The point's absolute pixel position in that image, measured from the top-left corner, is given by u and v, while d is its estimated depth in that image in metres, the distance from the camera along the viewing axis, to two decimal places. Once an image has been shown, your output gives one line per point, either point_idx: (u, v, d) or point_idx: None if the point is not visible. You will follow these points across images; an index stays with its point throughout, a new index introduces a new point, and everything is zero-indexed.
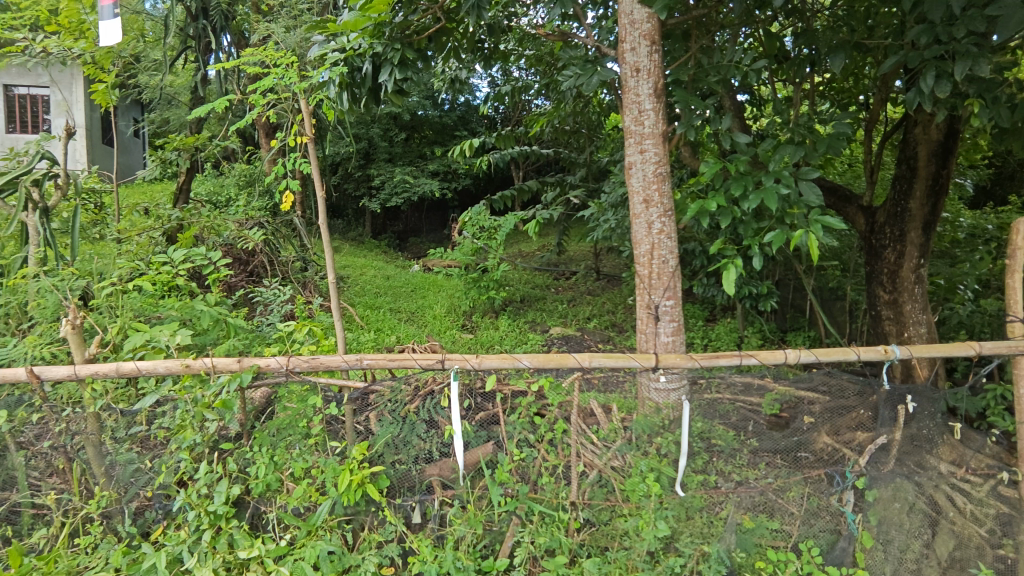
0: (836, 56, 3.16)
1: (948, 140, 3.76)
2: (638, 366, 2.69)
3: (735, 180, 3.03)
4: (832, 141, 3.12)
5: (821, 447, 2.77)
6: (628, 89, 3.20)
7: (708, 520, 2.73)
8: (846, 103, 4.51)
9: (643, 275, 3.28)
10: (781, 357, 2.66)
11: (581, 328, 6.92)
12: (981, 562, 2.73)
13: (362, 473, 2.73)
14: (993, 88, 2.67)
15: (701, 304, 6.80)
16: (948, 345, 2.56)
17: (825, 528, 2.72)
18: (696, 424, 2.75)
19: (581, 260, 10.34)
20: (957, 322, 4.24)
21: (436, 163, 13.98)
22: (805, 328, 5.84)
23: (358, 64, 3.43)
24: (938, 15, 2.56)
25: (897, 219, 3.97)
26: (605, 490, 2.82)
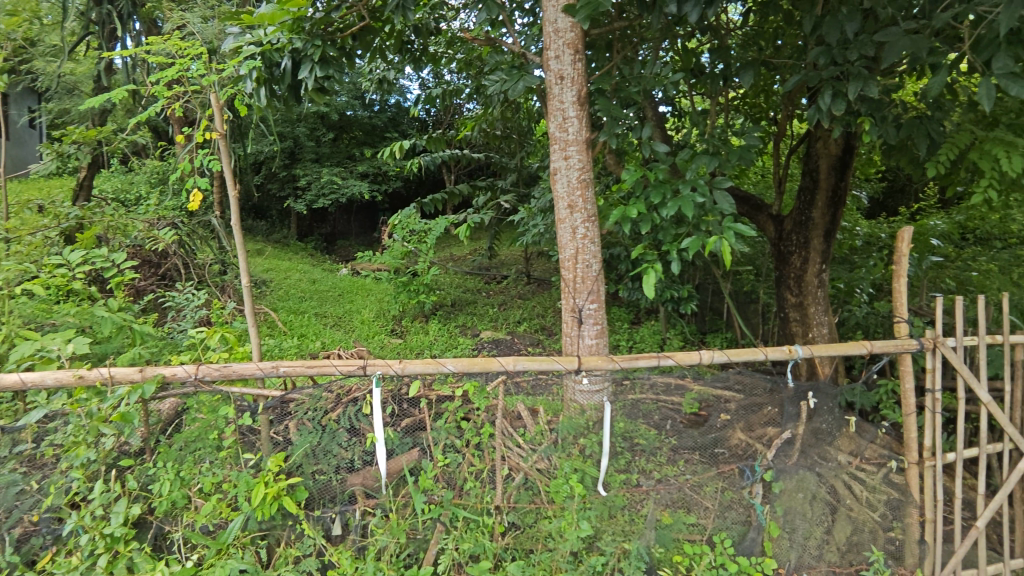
0: (746, 73, 3.34)
1: (846, 154, 4.06)
2: (561, 368, 2.73)
3: (655, 188, 3.15)
4: (743, 153, 3.31)
5: (736, 442, 2.91)
6: (552, 96, 3.26)
7: (629, 518, 2.79)
8: (758, 117, 4.76)
9: (568, 279, 3.35)
10: (696, 358, 2.77)
11: (511, 331, 6.97)
12: (873, 546, 2.92)
13: (278, 485, 2.60)
14: (881, 108, 2.89)
15: (627, 308, 7.00)
16: (844, 344, 2.77)
17: (736, 520, 2.85)
18: (619, 424, 2.84)
19: (512, 264, 10.40)
20: (855, 323, 4.57)
21: (366, 164, 13.67)
22: (723, 329, 6.13)
23: (276, 59, 3.28)
24: (834, 38, 2.80)
25: (802, 228, 4.25)
26: (530, 493, 2.85)
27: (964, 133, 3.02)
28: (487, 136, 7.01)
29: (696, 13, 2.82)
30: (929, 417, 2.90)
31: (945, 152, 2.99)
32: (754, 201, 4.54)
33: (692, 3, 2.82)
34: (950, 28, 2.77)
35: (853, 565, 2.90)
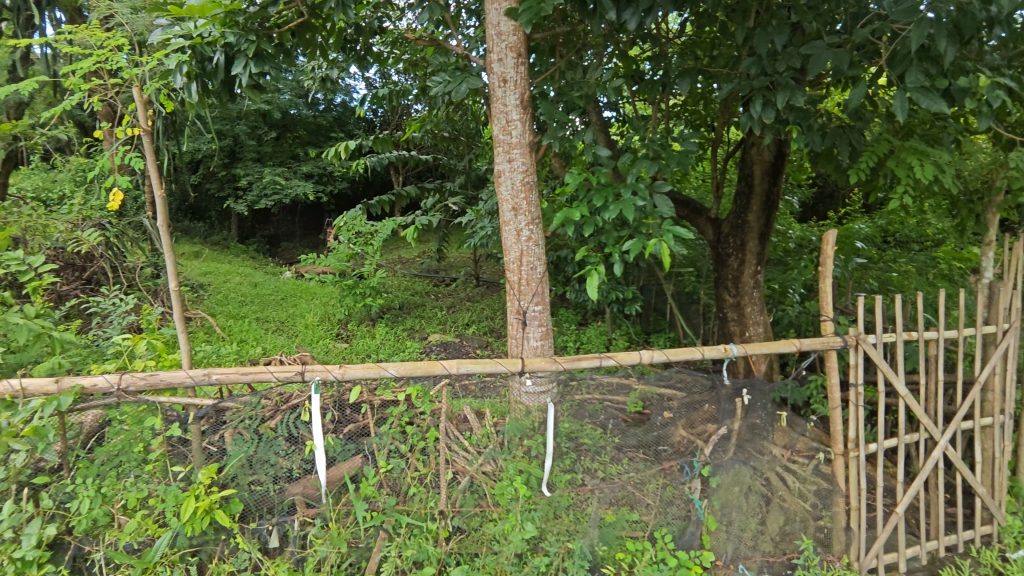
0: (683, 81, 3.45)
1: (778, 160, 4.24)
2: (504, 370, 2.72)
3: (597, 191, 3.20)
4: (681, 159, 3.42)
5: (678, 440, 3.02)
6: (496, 99, 3.27)
7: (574, 517, 2.83)
8: (697, 124, 4.91)
9: (513, 281, 3.36)
10: (636, 358, 2.83)
11: (459, 334, 6.93)
12: (804, 534, 3.05)
13: (210, 498, 2.49)
14: (808, 117, 3.03)
15: (575, 309, 7.08)
16: (774, 342, 2.90)
17: (677, 515, 2.92)
18: (564, 424, 2.89)
19: (461, 267, 10.34)
20: (788, 322, 4.79)
21: (310, 164, 13.30)
22: (666, 329, 6.29)
23: (208, 53, 3.16)
24: (764, 50, 2.94)
25: (738, 231, 4.42)
26: (475, 496, 2.84)
27: (882, 142, 3.19)
28: (434, 138, 6.95)
29: (634, 20, 2.91)
30: (853, 410, 3.01)
31: (866, 159, 3.15)
32: (693, 205, 4.67)
33: (631, 10, 2.91)
34: (868, 43, 2.95)
35: (785, 554, 3.02)
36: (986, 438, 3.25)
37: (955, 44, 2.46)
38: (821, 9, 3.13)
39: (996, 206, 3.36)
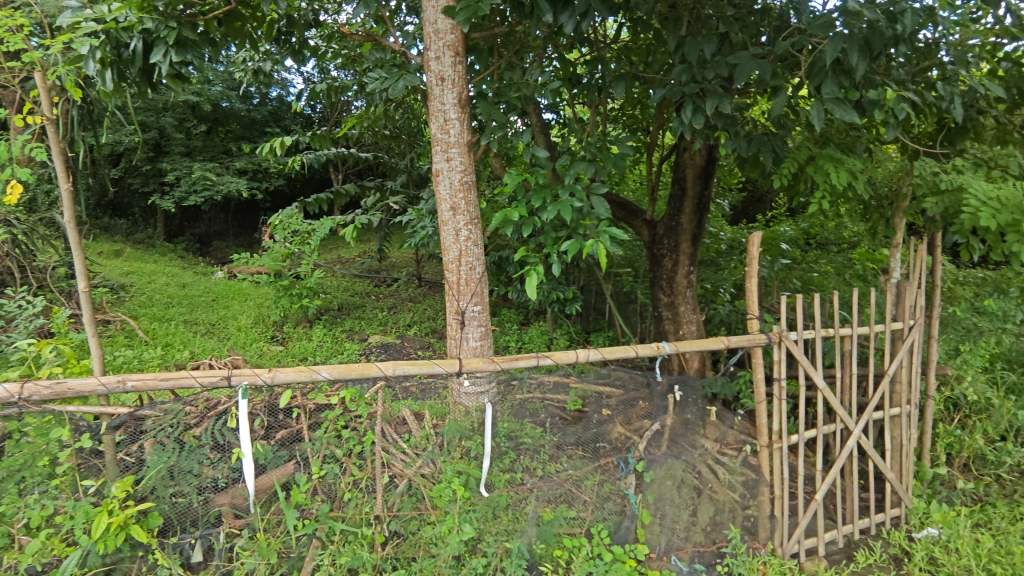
0: (619, 85, 3.53)
1: (709, 165, 4.40)
2: (442, 371, 2.69)
3: (535, 192, 3.22)
4: (617, 161, 3.49)
5: (616, 437, 3.07)
6: (433, 98, 3.24)
7: (513, 517, 2.84)
8: (634, 128, 5.03)
9: (452, 281, 3.35)
10: (573, 357, 2.87)
11: (400, 335, 6.81)
12: (732, 523, 3.18)
13: (126, 513, 2.34)
14: (734, 124, 3.16)
15: (517, 309, 7.10)
16: (703, 340, 3.01)
17: (613, 510, 2.98)
18: (503, 424, 2.95)
19: (403, 267, 10.18)
20: (719, 320, 4.98)
21: (244, 159, 12.74)
22: (606, 328, 6.41)
23: (124, 39, 2.98)
24: (694, 58, 3.05)
25: (672, 232, 4.56)
26: (414, 500, 2.81)
27: (803, 149, 3.36)
28: (374, 135, 6.81)
29: (570, 24, 2.95)
30: (776, 403, 3.15)
31: (788, 165, 3.31)
32: (630, 207, 4.77)
33: (567, 14, 2.95)
34: (789, 55, 3.11)
35: (714, 543, 3.14)
36: (894, 426, 3.49)
37: (864, 59, 2.63)
38: (747, 20, 3.37)
39: (903, 210, 3.61)
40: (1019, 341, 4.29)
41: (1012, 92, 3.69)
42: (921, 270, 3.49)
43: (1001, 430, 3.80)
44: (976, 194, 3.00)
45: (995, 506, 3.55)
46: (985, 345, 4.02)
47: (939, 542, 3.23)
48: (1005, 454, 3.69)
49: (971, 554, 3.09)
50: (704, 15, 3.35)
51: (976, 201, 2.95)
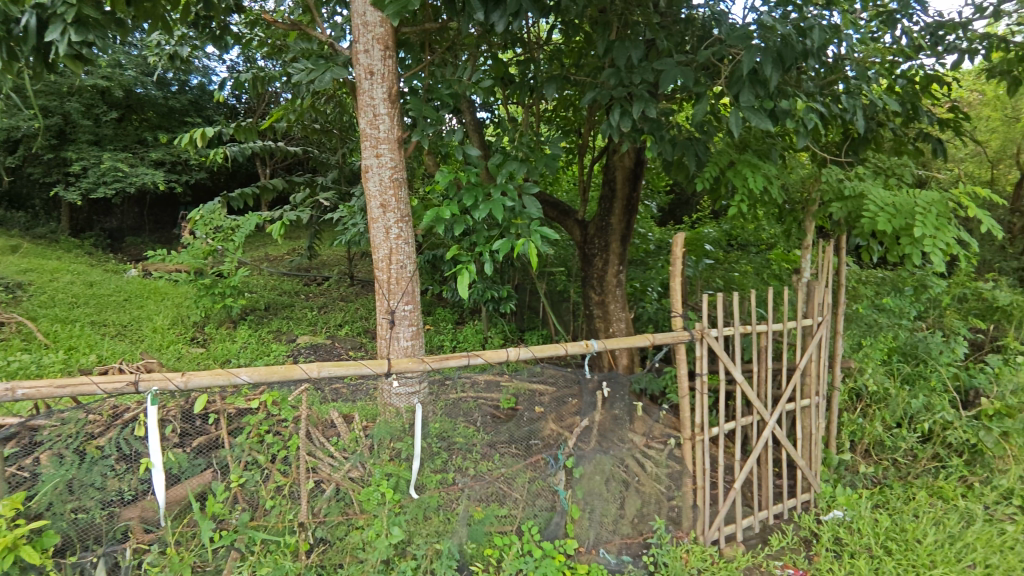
0: (550, 86, 3.58)
1: (637, 167, 4.52)
2: (370, 372, 2.62)
3: (467, 190, 3.21)
4: (548, 161, 3.54)
5: (549, 433, 3.14)
6: (362, 92, 3.16)
7: (443, 518, 2.82)
8: (566, 129, 5.10)
9: (383, 280, 3.29)
10: (504, 355, 2.84)
11: (331, 336, 6.61)
12: (657, 514, 3.29)
13: (15, 534, 2.09)
14: (659, 128, 3.28)
15: (451, 308, 7.05)
16: (630, 338, 3.08)
17: (543, 507, 3.02)
18: (434, 424, 2.97)
19: (335, 265, 9.89)
20: (647, 317, 5.16)
21: (161, 150, 11.97)
22: (540, 326, 6.48)
23: (15, 15, 2.71)
24: (622, 62, 3.14)
25: (603, 232, 4.66)
26: (341, 504, 2.73)
27: (723, 154, 3.52)
28: (302, 129, 6.57)
29: (501, 23, 2.95)
30: (698, 397, 3.26)
31: (710, 169, 3.45)
32: (562, 207, 4.88)
33: (498, 13, 2.95)
34: (710, 64, 3.25)
35: (641, 535, 3.23)
36: (805, 416, 3.72)
37: (778, 70, 2.78)
38: (672, 29, 3.51)
39: (812, 214, 3.85)
40: (917, 335, 4.49)
41: (907, 107, 4.02)
42: (828, 270, 3.72)
43: (897, 418, 4.07)
44: (876, 200, 3.25)
45: (891, 487, 3.86)
46: (883, 339, 4.35)
47: (844, 523, 3.48)
48: (900, 440, 4.01)
49: (871, 533, 3.34)
50: (632, 21, 3.44)
51: (875, 207, 3.19)
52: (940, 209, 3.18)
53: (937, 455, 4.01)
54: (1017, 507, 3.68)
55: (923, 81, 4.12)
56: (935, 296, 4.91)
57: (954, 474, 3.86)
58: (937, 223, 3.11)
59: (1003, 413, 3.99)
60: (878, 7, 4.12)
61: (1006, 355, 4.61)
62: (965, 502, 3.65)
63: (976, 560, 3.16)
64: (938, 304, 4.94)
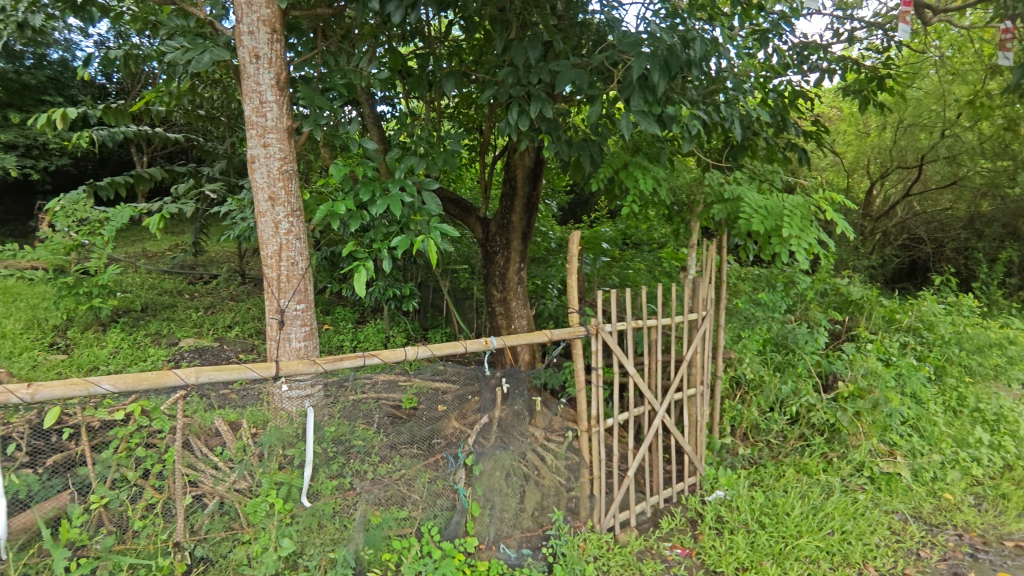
0: (449, 81, 3.55)
1: (536, 166, 4.59)
2: (256, 376, 2.46)
3: (363, 184, 3.10)
4: (447, 158, 3.52)
5: (450, 432, 3.12)
6: (246, 76, 2.96)
7: (339, 525, 2.73)
8: (468, 126, 5.09)
9: (271, 278, 3.11)
10: (401, 354, 2.76)
11: (218, 338, 6.16)
12: (557, 506, 3.37)
13: None
14: (556, 129, 3.36)
15: (351, 307, 6.82)
16: (528, 334, 3.11)
17: (443, 506, 3.01)
18: (330, 428, 2.77)
19: (223, 262, 9.22)
20: (548, 314, 5.28)
21: (13, 131, 10.57)
22: (444, 323, 6.43)
23: None
24: (519, 61, 3.21)
25: (504, 230, 4.69)
26: (226, 518, 2.61)
27: (617, 157, 3.67)
28: (181, 114, 6.03)
29: (398, 14, 2.88)
30: (594, 390, 3.36)
31: (604, 170, 3.57)
32: (463, 204, 4.86)
33: (394, 3, 2.88)
34: (604, 68, 3.37)
35: (541, 527, 3.29)
36: (691, 405, 3.95)
37: (664, 77, 2.93)
38: (569, 32, 3.65)
39: (697, 215, 4.11)
40: (787, 327, 4.92)
41: (778, 119, 4.41)
42: (712, 267, 3.98)
43: (770, 402, 4.44)
44: (750, 203, 3.52)
45: (765, 466, 4.21)
46: (759, 331, 4.74)
47: (725, 502, 3.76)
48: (772, 422, 4.38)
49: (748, 510, 3.64)
50: (530, 21, 3.49)
51: (750, 209, 3.47)
52: (804, 212, 3.53)
53: (803, 435, 4.43)
54: (866, 477, 4.15)
55: (791, 96, 4.54)
56: (801, 291, 5.41)
57: (817, 451, 4.29)
58: (801, 224, 3.45)
59: (855, 394, 4.50)
60: (753, 26, 4.47)
61: (859, 343, 5.18)
62: (825, 475, 4.08)
63: (834, 527, 3.54)
64: (804, 298, 5.42)
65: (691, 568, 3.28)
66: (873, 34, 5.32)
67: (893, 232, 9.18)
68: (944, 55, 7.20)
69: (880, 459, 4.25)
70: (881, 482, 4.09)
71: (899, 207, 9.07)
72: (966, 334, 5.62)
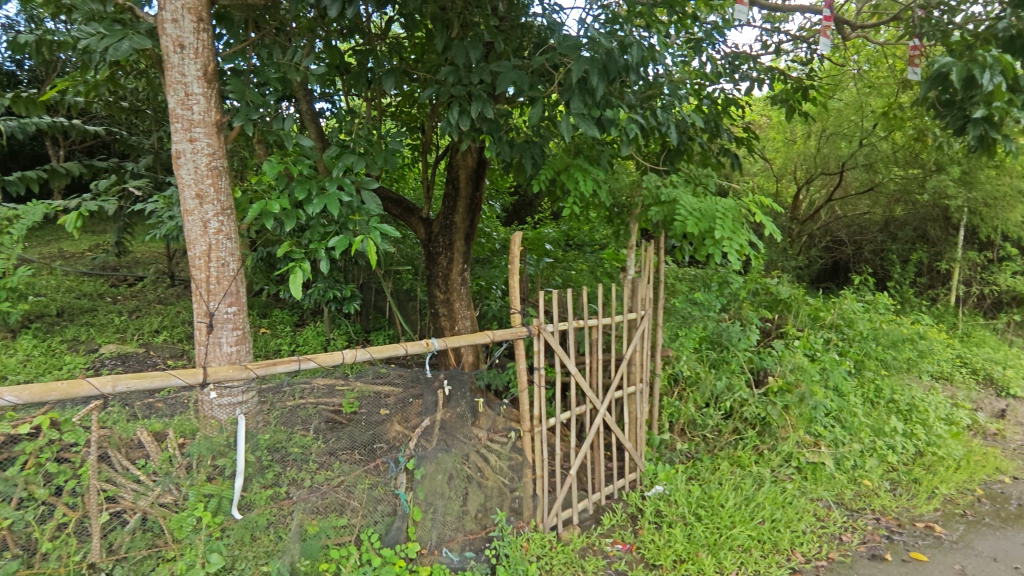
0: (389, 79, 3.49)
1: (479, 167, 4.58)
2: (182, 383, 2.33)
3: (299, 183, 3.00)
4: (387, 156, 3.45)
5: (393, 436, 3.00)
6: (170, 67, 2.81)
7: (274, 536, 2.65)
8: (410, 126, 5.02)
9: (199, 279, 2.96)
10: (339, 358, 2.68)
11: (144, 344, 5.81)
12: (499, 507, 3.38)
13: None
14: (498, 129, 3.37)
15: (290, 309, 6.59)
16: (470, 335, 3.09)
17: (384, 513, 2.94)
18: (265, 436, 2.66)
19: (150, 263, 8.71)
20: (492, 315, 5.28)
21: None
22: (386, 325, 6.29)
23: None
24: (460, 61, 3.21)
25: (447, 231, 4.65)
26: (148, 536, 2.48)
27: (558, 158, 3.70)
28: (101, 106, 5.65)
29: (335, 8, 2.81)
30: (537, 389, 3.37)
31: (545, 171, 3.60)
32: (406, 204, 4.79)
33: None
34: (545, 71, 3.40)
35: (484, 529, 3.28)
36: (631, 403, 4.04)
37: (603, 81, 2.99)
38: (511, 33, 3.66)
39: (635, 216, 4.21)
40: (721, 325, 5.11)
41: (712, 125, 4.58)
42: (650, 267, 4.07)
43: (706, 398, 4.60)
44: (685, 206, 3.65)
45: (701, 460, 4.36)
46: (695, 329, 4.91)
47: (664, 497, 3.85)
48: (707, 417, 4.54)
49: (685, 503, 3.75)
50: (471, 21, 3.48)
51: (685, 211, 3.59)
52: (735, 215, 3.69)
53: (736, 428, 4.61)
54: (794, 467, 4.36)
55: (724, 104, 4.72)
56: (734, 291, 5.63)
57: (749, 444, 4.47)
58: (732, 227, 3.61)
59: (784, 388, 4.73)
60: (688, 34, 4.62)
61: (787, 340, 5.45)
62: (757, 467, 4.27)
63: (764, 517, 3.70)
64: (737, 297, 5.64)
65: (631, 563, 3.35)
66: (799, 47, 5.61)
67: (817, 234, 9.72)
68: (862, 69, 7.70)
69: (806, 450, 4.48)
70: (807, 472, 4.31)
71: (823, 211, 9.62)
72: (882, 330, 5.97)
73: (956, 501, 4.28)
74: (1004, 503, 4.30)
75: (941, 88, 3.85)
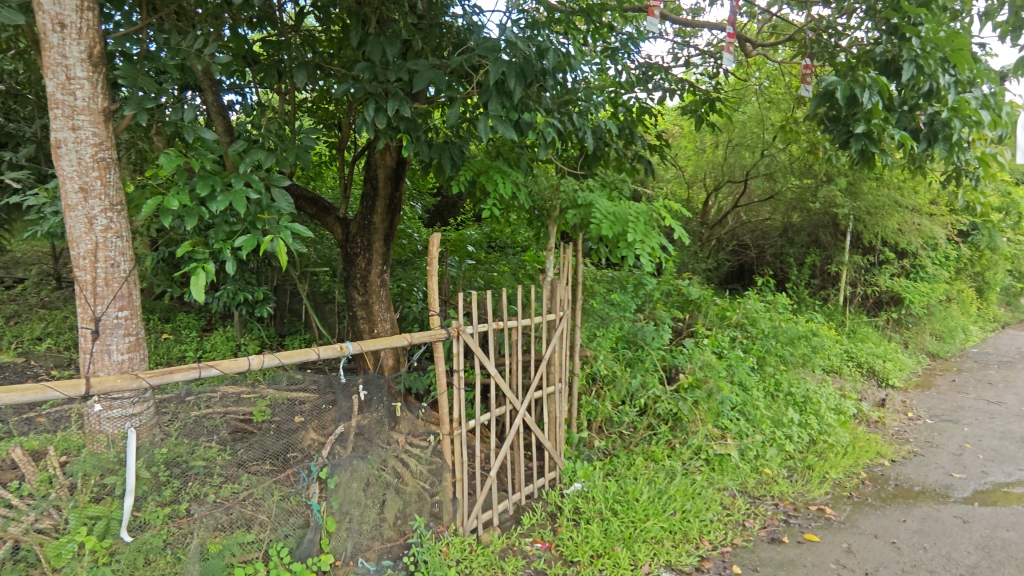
0: (300, 72, 3.33)
1: (398, 166, 4.48)
2: (60, 397, 2.10)
3: (201, 178, 2.81)
4: (299, 153, 3.32)
5: (308, 443, 2.95)
6: (48, 47, 2.55)
7: (171, 558, 2.43)
8: (326, 122, 4.85)
9: (84, 281, 2.70)
10: (244, 364, 2.51)
11: (24, 353, 5.26)
12: (419, 513, 3.30)
13: None
14: (415, 129, 3.32)
15: (196, 313, 6.19)
16: (387, 337, 3.01)
17: (295, 525, 2.80)
18: (162, 450, 2.50)
19: (33, 263, 7.91)
20: (413, 317, 5.20)
21: None
22: (302, 329, 6.03)
23: None
24: (376, 57, 3.14)
25: (365, 231, 4.52)
26: (20, 566, 2.22)
27: (476, 161, 3.71)
28: None
29: None
30: (456, 392, 3.33)
31: (464, 172, 3.61)
32: (321, 203, 4.60)
33: None
34: (464, 71, 3.39)
35: (402, 536, 3.21)
36: (551, 402, 4.08)
37: (519, 84, 3.02)
38: (430, 32, 3.63)
39: (554, 219, 4.27)
40: (636, 325, 5.31)
41: (625, 132, 4.75)
42: (570, 269, 4.15)
43: (622, 396, 4.76)
44: (601, 209, 3.75)
45: (618, 456, 4.49)
46: (612, 329, 5.08)
47: (582, 494, 3.94)
48: (623, 414, 4.70)
49: (602, 499, 3.85)
50: (388, 18, 3.41)
51: (600, 215, 3.70)
52: (646, 219, 3.83)
53: (650, 424, 4.79)
54: (703, 460, 4.59)
55: (638, 112, 4.89)
56: (648, 292, 5.86)
57: (662, 439, 4.65)
58: (644, 230, 3.76)
59: (693, 384, 4.99)
60: (604, 44, 4.76)
61: (697, 339, 5.74)
62: (669, 460, 4.46)
63: (676, 508, 3.87)
64: (651, 298, 5.87)
65: (550, 561, 3.39)
66: (706, 61, 5.94)
67: (724, 238, 10.34)
68: (762, 86, 8.29)
69: (714, 442, 4.73)
70: (715, 463, 4.55)
71: (730, 217, 10.23)
72: (780, 328, 6.43)
73: (844, 484, 4.66)
74: (884, 483, 4.73)
75: (828, 105, 4.19)
